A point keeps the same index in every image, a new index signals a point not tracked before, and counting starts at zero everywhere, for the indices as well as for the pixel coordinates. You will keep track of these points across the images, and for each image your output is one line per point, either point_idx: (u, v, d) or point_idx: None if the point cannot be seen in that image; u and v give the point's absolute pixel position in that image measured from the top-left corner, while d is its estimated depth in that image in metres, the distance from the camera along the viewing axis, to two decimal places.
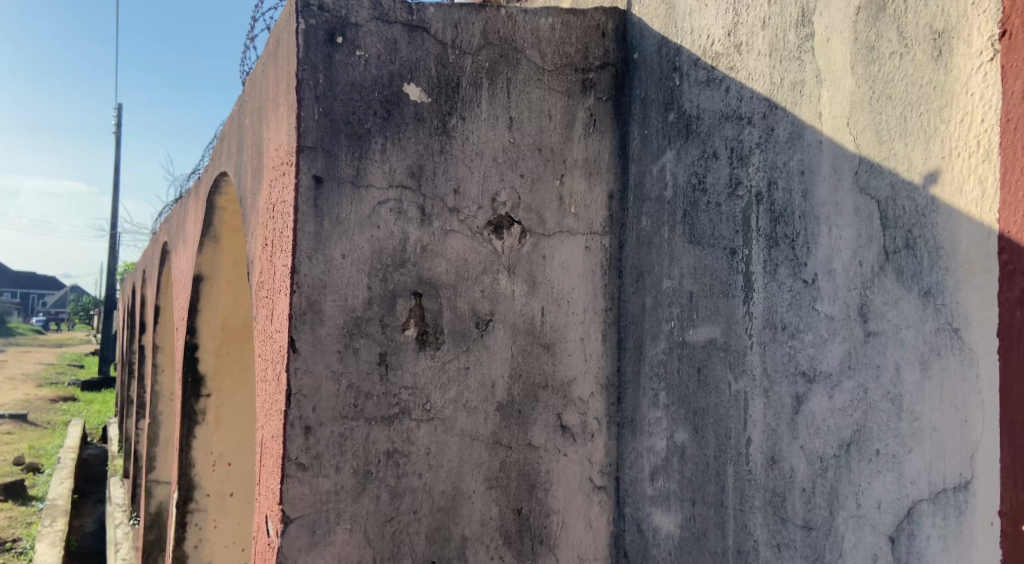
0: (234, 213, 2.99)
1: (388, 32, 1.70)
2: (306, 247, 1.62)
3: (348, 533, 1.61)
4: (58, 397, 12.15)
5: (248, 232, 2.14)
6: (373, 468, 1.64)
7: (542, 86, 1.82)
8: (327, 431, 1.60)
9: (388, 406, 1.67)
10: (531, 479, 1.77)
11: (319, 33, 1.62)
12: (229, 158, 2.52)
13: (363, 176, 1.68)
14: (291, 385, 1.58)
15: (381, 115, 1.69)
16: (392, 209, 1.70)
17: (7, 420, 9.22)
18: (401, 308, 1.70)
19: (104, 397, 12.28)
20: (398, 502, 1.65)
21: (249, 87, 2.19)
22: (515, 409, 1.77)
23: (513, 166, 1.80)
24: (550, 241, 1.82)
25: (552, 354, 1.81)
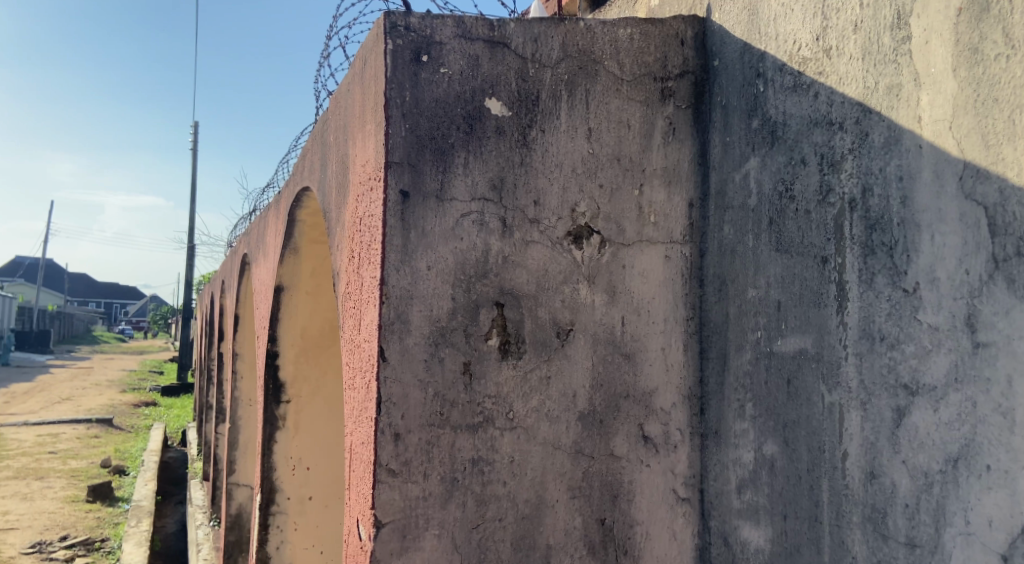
0: (313, 225, 3.10)
1: (470, 49, 1.74)
2: (393, 259, 1.67)
3: (437, 539, 1.64)
4: (140, 402, 12.77)
5: (333, 245, 2.22)
6: (459, 475, 1.67)
7: (621, 96, 1.83)
8: (415, 438, 1.65)
9: (473, 414, 1.70)
10: (614, 489, 1.77)
11: (405, 52, 1.69)
12: (312, 174, 2.62)
13: (447, 189, 1.72)
14: (381, 393, 1.63)
15: (463, 130, 1.73)
16: (474, 221, 1.74)
17: (95, 423, 9.75)
18: (483, 318, 1.73)
19: (181, 403, 12.86)
20: (485, 509, 1.68)
21: (333, 105, 2.28)
22: (596, 419, 1.78)
23: (592, 176, 1.81)
24: (630, 250, 1.82)
25: (632, 364, 1.80)
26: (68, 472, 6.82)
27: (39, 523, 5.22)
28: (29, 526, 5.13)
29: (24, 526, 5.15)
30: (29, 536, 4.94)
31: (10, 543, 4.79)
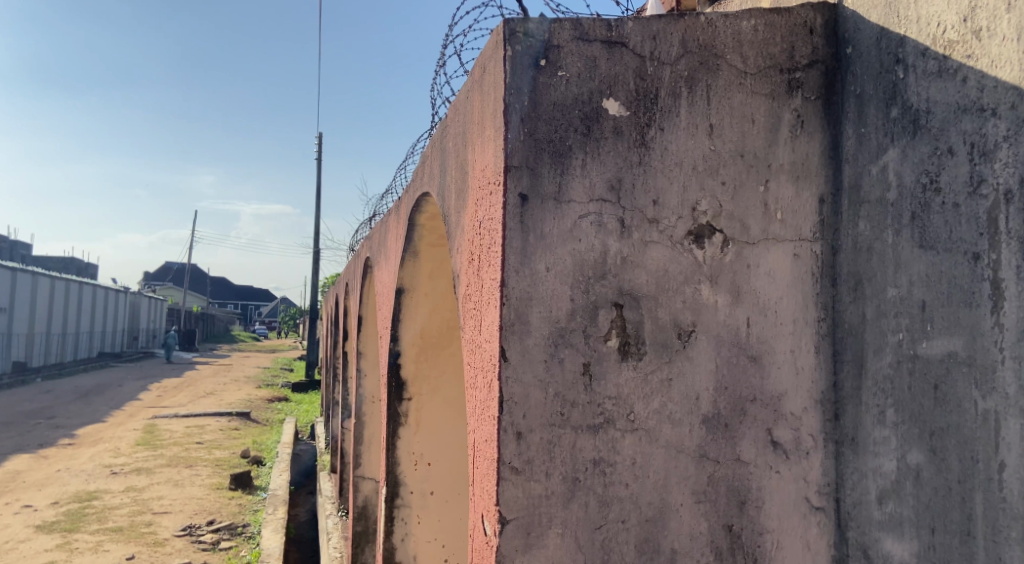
0: (432, 230, 3.21)
1: (588, 51, 1.75)
2: (513, 262, 1.71)
3: (560, 537, 1.66)
4: (275, 397, 13.71)
5: (453, 248, 2.29)
6: (581, 475, 1.68)
7: (745, 90, 1.77)
8: (537, 437, 1.68)
9: (593, 415, 1.71)
10: (741, 495, 1.72)
11: (524, 58, 1.72)
12: (432, 179, 2.72)
13: (565, 192, 1.74)
14: (503, 392, 1.67)
15: (581, 132, 1.74)
16: (593, 222, 1.74)
17: (236, 416, 10.54)
18: (602, 319, 1.73)
19: (310, 398, 13.69)
20: (607, 510, 1.68)
21: (453, 113, 2.36)
22: (721, 423, 1.74)
23: (714, 173, 1.77)
24: (755, 249, 1.76)
25: (759, 367, 1.75)
26: (213, 461, 7.42)
27: (189, 508, 5.71)
28: (181, 510, 5.62)
29: (176, 510, 5.64)
30: (181, 519, 5.41)
31: (165, 525, 5.27)
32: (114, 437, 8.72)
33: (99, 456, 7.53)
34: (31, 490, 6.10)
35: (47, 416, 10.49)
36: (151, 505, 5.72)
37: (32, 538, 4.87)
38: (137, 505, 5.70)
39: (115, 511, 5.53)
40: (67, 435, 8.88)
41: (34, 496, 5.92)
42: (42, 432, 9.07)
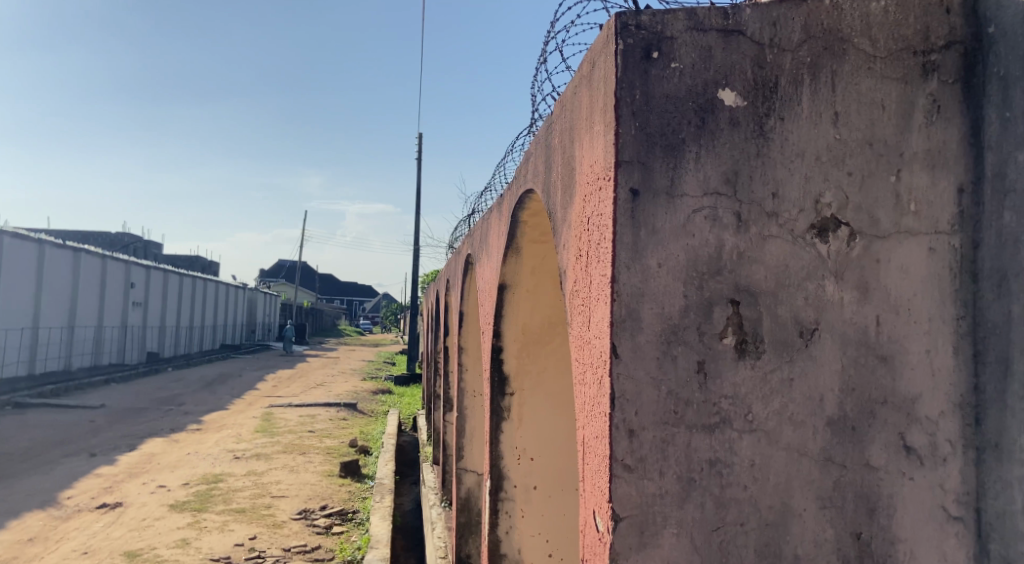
0: (534, 226, 3.22)
1: (703, 40, 1.71)
2: (624, 257, 1.69)
3: (676, 537, 1.64)
4: (379, 389, 14.22)
5: (560, 245, 2.29)
6: (696, 475, 1.65)
7: (873, 75, 1.69)
8: (650, 435, 1.66)
9: (709, 415, 1.67)
10: (870, 503, 1.64)
11: (636, 51, 1.70)
12: (536, 176, 2.73)
13: (678, 185, 1.70)
14: (615, 389, 1.66)
15: (695, 124, 1.70)
16: (707, 216, 1.70)
17: (343, 407, 11.01)
18: (718, 316, 1.69)
19: (412, 391, 14.09)
20: (725, 512, 1.64)
21: (559, 111, 2.36)
22: (848, 426, 1.66)
23: (839, 164, 1.69)
24: (886, 243, 1.67)
25: (890, 368, 1.65)
26: (324, 449, 7.79)
27: (303, 492, 6.03)
28: (297, 495, 5.94)
29: (293, 494, 5.97)
30: (297, 503, 5.72)
31: (283, 508, 5.58)
32: (235, 424, 9.32)
33: (222, 441, 8.07)
34: (165, 472, 6.61)
35: (176, 403, 11.34)
36: (270, 489, 6.08)
37: (167, 516, 5.29)
38: (258, 489, 6.07)
39: (238, 493, 5.92)
40: (195, 421, 9.57)
41: (167, 477, 6.42)
42: (173, 418, 9.81)
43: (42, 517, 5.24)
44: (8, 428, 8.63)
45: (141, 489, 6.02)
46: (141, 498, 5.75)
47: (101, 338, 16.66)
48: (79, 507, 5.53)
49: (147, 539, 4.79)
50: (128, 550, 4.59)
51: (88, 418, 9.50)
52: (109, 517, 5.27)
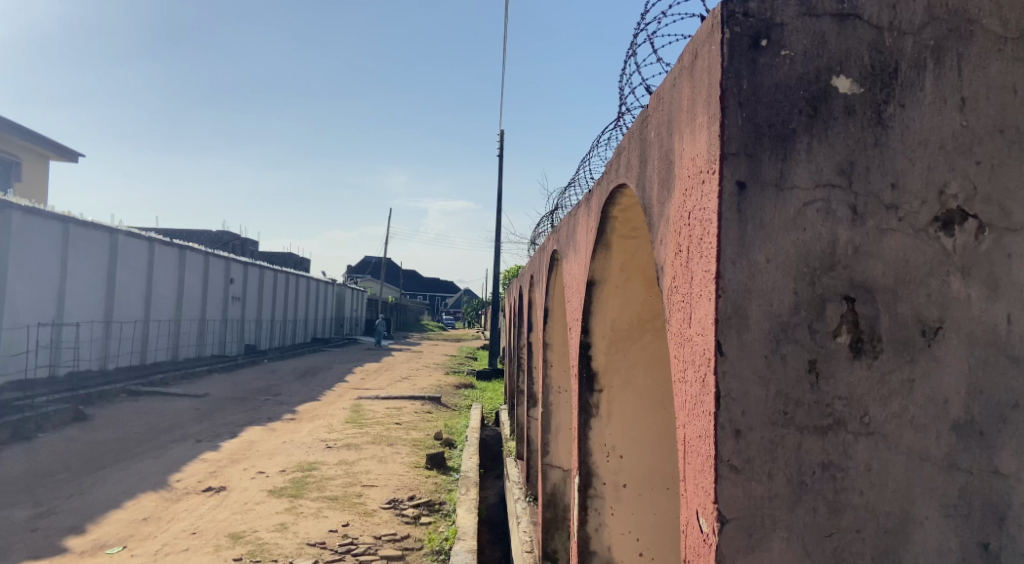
0: (625, 221, 3.18)
1: (816, 26, 1.65)
2: (730, 253, 1.63)
3: (786, 542, 1.58)
4: (461, 383, 14.44)
5: (657, 240, 2.26)
6: (808, 479, 1.59)
7: (1004, 58, 1.62)
8: (758, 436, 1.60)
9: (821, 416, 1.60)
10: (999, 511, 1.56)
11: (744, 39, 1.64)
12: (628, 171, 2.70)
13: (789, 177, 1.64)
14: (720, 389, 1.61)
15: (807, 114, 1.64)
16: (819, 209, 1.63)
17: (428, 400, 11.25)
18: (831, 314, 1.62)
19: (494, 386, 14.23)
20: (839, 518, 1.58)
21: (655, 104, 2.32)
22: (975, 429, 1.58)
23: (966, 152, 1.62)
24: (1017, 236, 1.60)
25: (1021, 367, 1.58)
26: (410, 441, 7.98)
27: (392, 482, 6.20)
28: (386, 485, 6.11)
29: (382, 484, 6.15)
30: (386, 492, 5.88)
31: (373, 497, 5.75)
32: (326, 414, 9.68)
33: (315, 431, 8.40)
34: (263, 459, 6.94)
35: (272, 394, 11.88)
36: (361, 478, 6.28)
37: (266, 501, 5.55)
38: (349, 477, 6.29)
39: (331, 481, 6.14)
40: (289, 411, 9.99)
41: (265, 464, 6.74)
42: (269, 408, 10.28)
43: (155, 498, 5.61)
44: (123, 414, 9.26)
45: (241, 474, 6.35)
46: (242, 483, 6.06)
47: (204, 331, 17.64)
48: (187, 489, 5.88)
49: (249, 522, 5.04)
50: (232, 532, 4.84)
51: (193, 406, 10.09)
52: (213, 500, 5.58)
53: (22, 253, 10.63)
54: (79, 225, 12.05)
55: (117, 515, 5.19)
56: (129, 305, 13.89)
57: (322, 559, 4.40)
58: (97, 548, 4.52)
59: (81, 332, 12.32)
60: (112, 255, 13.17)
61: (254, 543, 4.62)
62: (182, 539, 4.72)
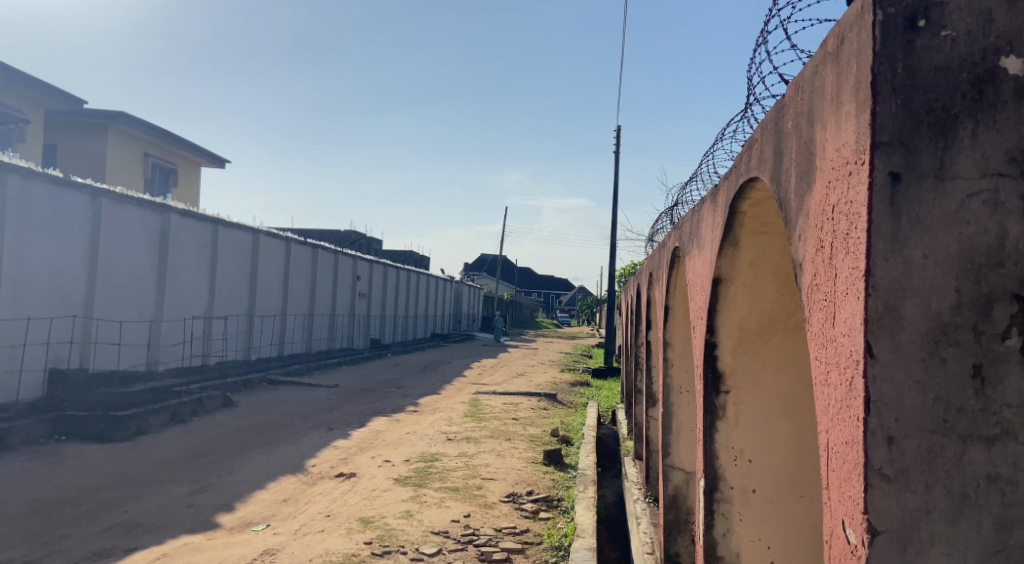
0: (754, 217, 3.07)
1: (982, 3, 1.52)
2: (882, 248, 1.53)
3: (945, 558, 1.48)
4: (577, 381, 14.44)
5: (795, 236, 2.16)
6: (971, 491, 1.48)
7: None
8: (914, 444, 1.50)
9: (987, 425, 1.48)
10: None
11: (898, 21, 1.54)
12: (761, 165, 2.60)
13: (949, 168, 1.52)
14: (870, 392, 1.52)
15: (971, 98, 1.52)
16: (985, 201, 1.50)
17: (545, 397, 11.34)
18: (999, 314, 1.49)
19: (610, 384, 14.14)
20: (1007, 534, 1.46)
21: (794, 93, 2.21)
22: None
23: None
24: None
25: None
26: (528, 436, 8.08)
27: (511, 476, 6.31)
28: (505, 478, 6.22)
29: (501, 477, 6.27)
30: (505, 486, 5.99)
31: (492, 489, 5.88)
32: (447, 407, 9.99)
33: (437, 423, 8.69)
34: (389, 448, 7.27)
35: (396, 386, 12.41)
36: (481, 471, 6.44)
37: (393, 489, 5.82)
38: (470, 470, 6.46)
39: (452, 473, 6.33)
40: (412, 403, 10.40)
41: (391, 453, 7.05)
42: (394, 399, 10.75)
43: (293, 481, 6.02)
44: (265, 401, 10.00)
45: (370, 462, 6.68)
46: (370, 470, 6.38)
47: (334, 325, 18.71)
48: (321, 474, 6.26)
49: (378, 508, 5.30)
50: (362, 517, 5.11)
51: (326, 396, 10.73)
52: (345, 486, 5.91)
53: (180, 253, 11.69)
54: (226, 226, 13.09)
55: (261, 495, 5.61)
56: (268, 301, 14.94)
57: (446, 548, 4.55)
58: (245, 525, 4.91)
59: (228, 325, 13.38)
60: (253, 254, 14.21)
61: (382, 528, 4.86)
62: (318, 521, 5.04)
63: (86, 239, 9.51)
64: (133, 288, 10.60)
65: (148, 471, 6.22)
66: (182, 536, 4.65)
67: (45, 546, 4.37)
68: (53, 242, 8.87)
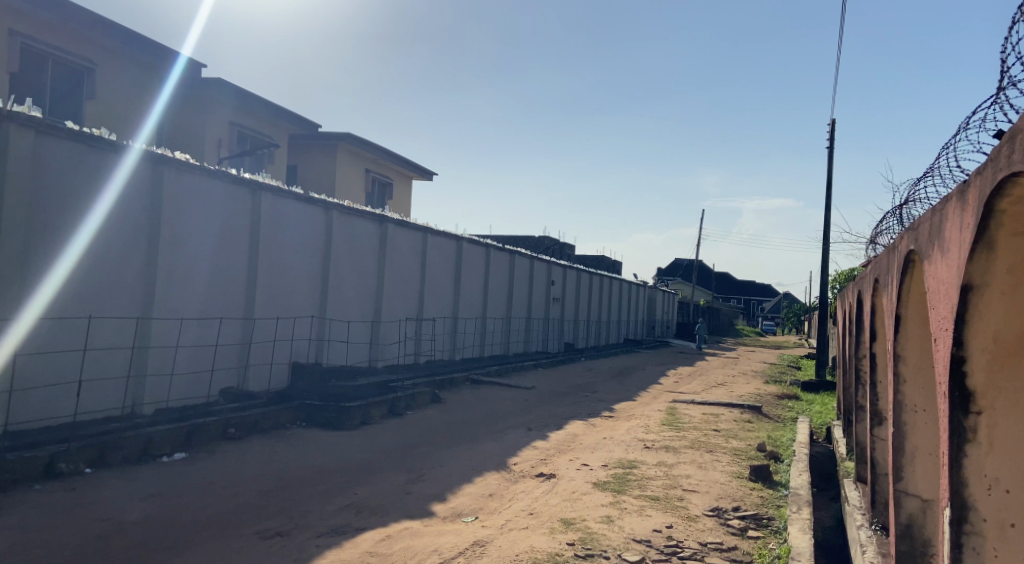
0: (1015, 217, 2.67)
1: None
2: None
3: None
4: (784, 394, 13.56)
5: None
6: None
7: None
8: None
9: None
10: None
11: None
12: None
13: None
14: None
15: None
16: None
17: (748, 409, 10.79)
18: None
19: (823, 399, 13.09)
20: None
21: None
22: None
23: None
24: None
25: None
26: (731, 449, 7.73)
27: (715, 490, 6.07)
28: (707, 492, 6.01)
29: (704, 490, 6.06)
30: (709, 499, 5.79)
31: (695, 502, 5.71)
32: (644, 414, 9.88)
33: (633, 429, 8.63)
34: (587, 452, 7.34)
35: (591, 391, 12.51)
36: (683, 482, 6.27)
37: (592, 493, 5.86)
38: (669, 480, 6.32)
39: (651, 482, 6.24)
40: (608, 409, 10.41)
41: (588, 457, 7.12)
42: (590, 404, 10.84)
43: (497, 477, 6.30)
44: (469, 399, 10.59)
45: (568, 464, 6.80)
46: (569, 473, 6.49)
47: (530, 328, 19.31)
48: (523, 473, 6.49)
49: (579, 511, 5.37)
50: (564, 518, 5.21)
51: (524, 397, 11.09)
52: (546, 486, 6.06)
53: (395, 259, 12.76)
54: (434, 234, 14.08)
55: (469, 489, 5.93)
56: (470, 304, 15.80)
57: (649, 557, 4.49)
58: (456, 516, 5.22)
59: (435, 326, 14.35)
60: (457, 260, 15.11)
61: (584, 531, 4.91)
62: (522, 517, 5.22)
63: (320, 246, 10.67)
64: (357, 292, 11.74)
65: (370, 459, 6.85)
66: (401, 520, 5.06)
67: (291, 519, 4.97)
68: (295, 251, 10.08)
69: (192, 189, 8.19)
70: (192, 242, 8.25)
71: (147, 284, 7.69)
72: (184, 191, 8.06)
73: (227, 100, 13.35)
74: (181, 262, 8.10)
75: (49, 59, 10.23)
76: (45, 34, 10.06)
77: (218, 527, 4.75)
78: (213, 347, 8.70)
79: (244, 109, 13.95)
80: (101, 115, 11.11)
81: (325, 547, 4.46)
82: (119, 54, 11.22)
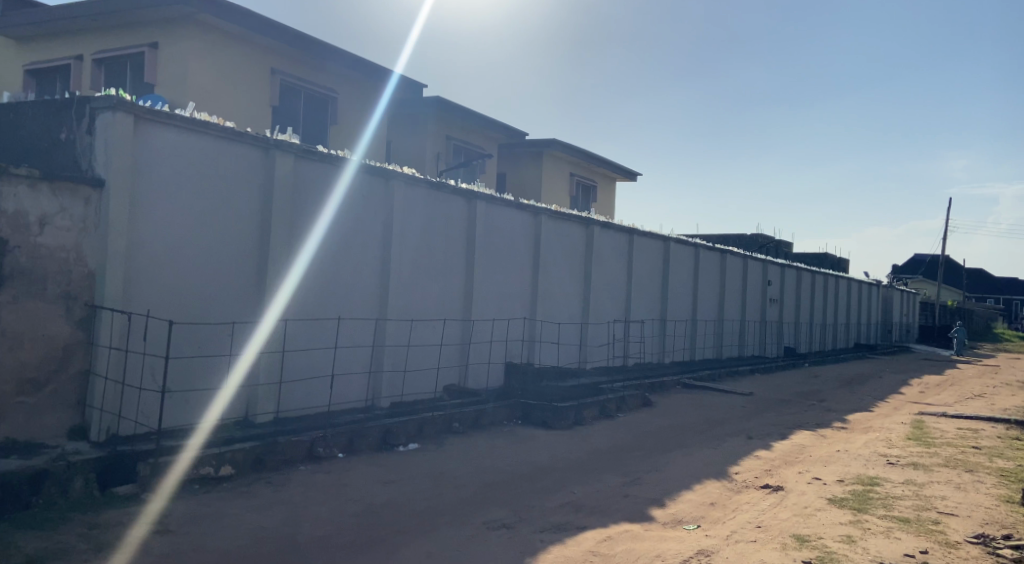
0: None
1: None
2: None
3: None
4: None
5: None
6: None
7: None
8: None
9: None
10: None
11: None
12: None
13: None
14: None
15: None
16: None
17: (1016, 425, 9.25)
18: None
19: None
20: None
21: None
22: None
23: None
24: None
25: None
26: (998, 470, 6.67)
27: (978, 515, 5.27)
28: (970, 516, 5.23)
29: (965, 514, 5.28)
30: (972, 525, 5.04)
31: (954, 527, 5.00)
32: (883, 427, 8.88)
33: (872, 443, 7.79)
34: (817, 465, 6.76)
35: (817, 399, 11.53)
36: (936, 504, 5.52)
37: (827, 509, 5.37)
38: (920, 500, 5.60)
39: (898, 501, 5.58)
40: (839, 419, 9.52)
41: (820, 470, 6.55)
42: (817, 413, 9.99)
43: (719, 486, 6.02)
44: (682, 404, 10.27)
45: (797, 477, 6.31)
46: (799, 486, 6.01)
47: (743, 331, 18.32)
48: (746, 483, 6.14)
49: (813, 527, 4.95)
50: (797, 533, 4.82)
51: (742, 404, 10.52)
52: (773, 498, 5.67)
53: (602, 261, 12.80)
54: (640, 235, 13.91)
55: (689, 495, 5.74)
56: (679, 306, 15.38)
57: None
58: (678, 522, 5.07)
59: (643, 328, 14.16)
60: (664, 260, 14.79)
61: (821, 550, 4.50)
62: (748, 530, 4.93)
63: (530, 250, 11.04)
64: (566, 294, 11.96)
65: (586, 459, 6.90)
66: (621, 522, 5.01)
67: (516, 513, 5.15)
68: (508, 255, 10.53)
69: (416, 201, 8.90)
70: (417, 250, 8.94)
71: (383, 288, 8.48)
72: (410, 203, 8.78)
73: (443, 115, 14.34)
74: (409, 268, 8.82)
75: (301, 91, 11.75)
76: (297, 69, 11.57)
77: (450, 515, 5.05)
78: (439, 347, 9.35)
79: (458, 122, 14.88)
80: (342, 137, 12.47)
81: (549, 542, 4.55)
82: (354, 82, 12.55)
